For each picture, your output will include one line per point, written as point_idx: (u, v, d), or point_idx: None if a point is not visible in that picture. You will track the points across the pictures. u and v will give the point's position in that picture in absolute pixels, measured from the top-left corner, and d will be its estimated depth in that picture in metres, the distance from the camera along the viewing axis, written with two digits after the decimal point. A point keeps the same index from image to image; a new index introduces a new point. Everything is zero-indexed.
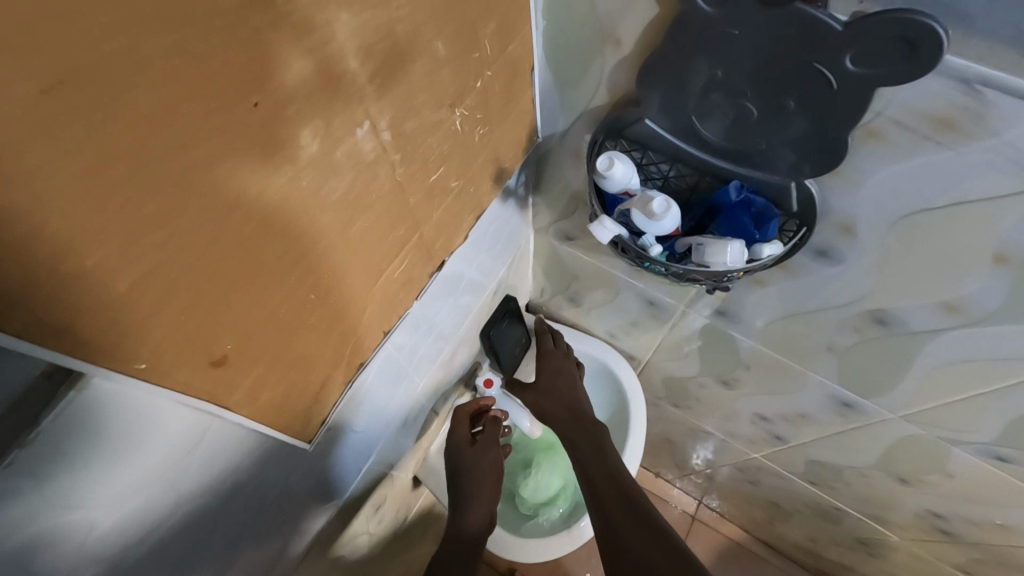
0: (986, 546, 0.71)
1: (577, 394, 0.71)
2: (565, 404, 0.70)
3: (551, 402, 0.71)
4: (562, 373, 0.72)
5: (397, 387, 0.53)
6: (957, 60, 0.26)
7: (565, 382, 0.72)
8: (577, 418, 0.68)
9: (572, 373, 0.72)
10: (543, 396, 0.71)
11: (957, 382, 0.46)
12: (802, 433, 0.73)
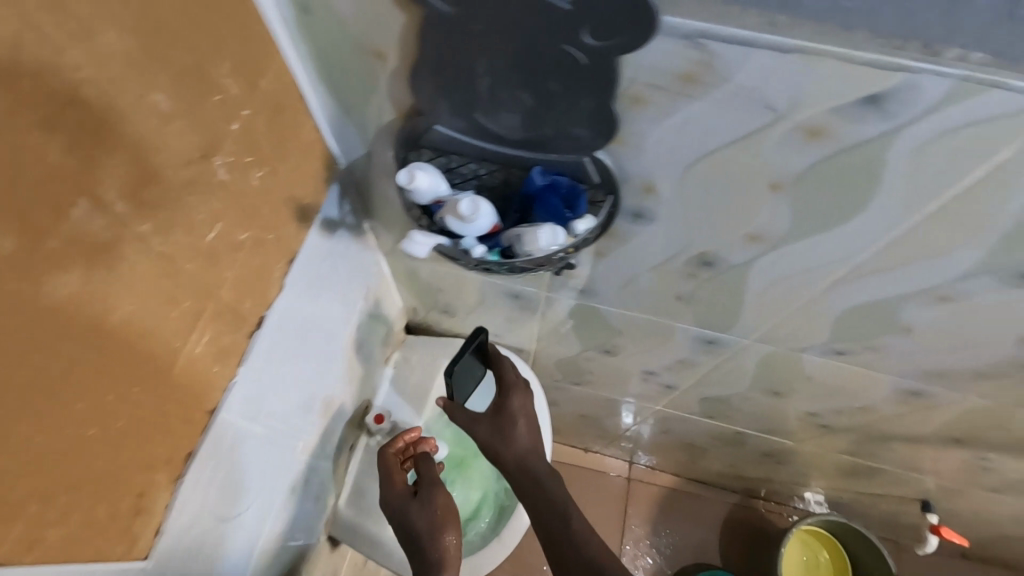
0: (857, 428, 0.79)
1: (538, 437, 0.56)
2: (528, 445, 0.54)
3: (505, 448, 0.54)
4: (520, 403, 0.56)
5: (266, 458, 0.50)
6: (676, 19, 0.28)
7: (529, 415, 0.56)
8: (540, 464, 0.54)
9: (532, 414, 0.57)
10: (502, 439, 0.54)
11: (783, 299, 0.51)
12: (686, 376, 0.77)
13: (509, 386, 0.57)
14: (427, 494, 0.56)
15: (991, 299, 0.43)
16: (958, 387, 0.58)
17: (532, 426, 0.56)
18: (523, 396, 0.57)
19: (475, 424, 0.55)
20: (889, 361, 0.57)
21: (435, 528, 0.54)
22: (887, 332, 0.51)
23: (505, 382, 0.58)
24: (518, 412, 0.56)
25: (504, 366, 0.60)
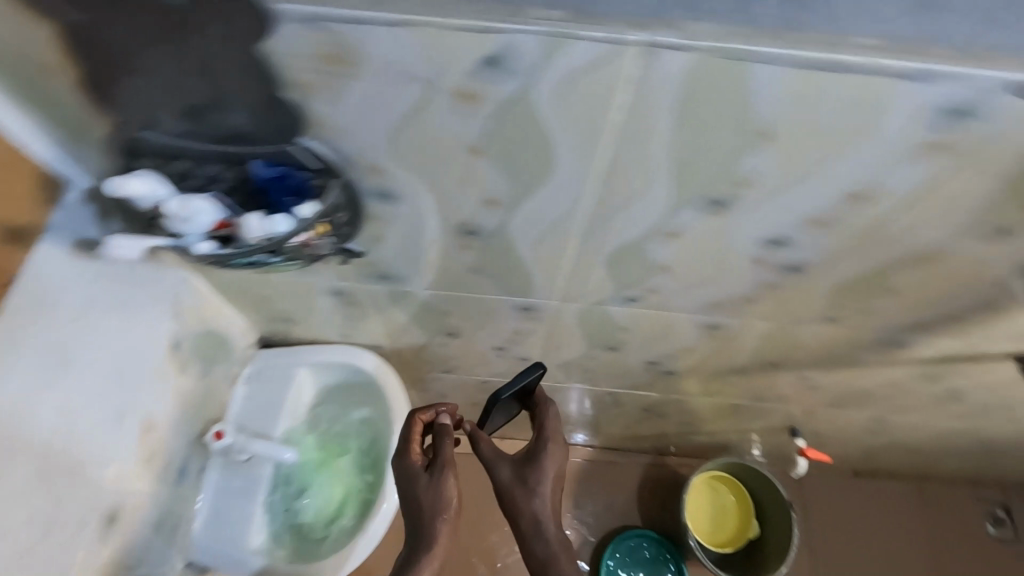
0: (696, 369, 0.86)
1: (557, 497, 0.56)
2: (547, 502, 0.54)
3: (524, 496, 0.55)
4: (550, 459, 0.57)
5: (10, 496, 0.49)
6: (289, 6, 0.31)
7: (554, 469, 0.56)
8: (556, 529, 0.53)
9: (558, 472, 0.57)
10: (521, 486, 0.55)
11: (554, 256, 0.55)
12: (531, 345, 0.81)
13: (550, 435, 0.58)
14: (432, 478, 0.53)
15: (707, 226, 0.48)
16: (739, 312, 0.64)
17: (555, 480, 0.56)
18: (556, 452, 0.57)
19: (496, 463, 0.57)
20: (674, 299, 0.62)
21: (434, 509, 0.51)
22: (654, 272, 0.56)
23: (545, 429, 0.59)
24: (545, 466, 0.56)
25: (549, 413, 0.61)
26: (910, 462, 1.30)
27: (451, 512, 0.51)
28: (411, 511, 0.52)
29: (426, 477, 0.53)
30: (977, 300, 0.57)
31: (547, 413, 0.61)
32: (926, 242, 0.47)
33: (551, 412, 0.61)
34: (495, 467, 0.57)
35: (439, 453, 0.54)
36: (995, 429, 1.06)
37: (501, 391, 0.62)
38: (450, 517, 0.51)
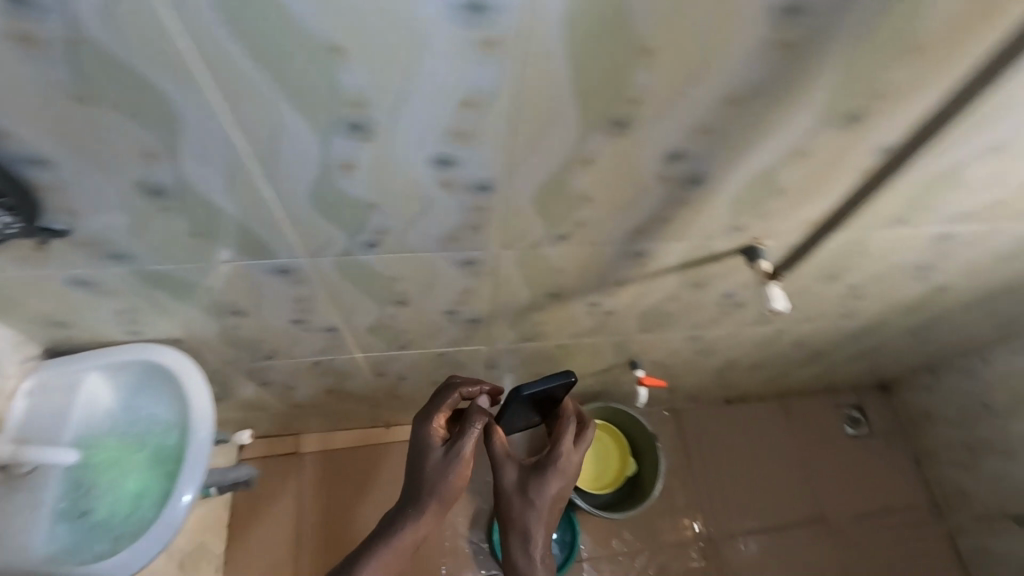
0: (496, 312, 0.91)
1: (551, 512, 0.86)
2: (541, 509, 0.85)
3: (520, 495, 0.85)
4: (549, 481, 0.86)
5: None
6: None
7: (550, 493, 0.85)
8: (538, 529, 0.84)
9: (556, 494, 0.86)
10: (523, 494, 0.85)
11: (260, 208, 0.58)
12: (325, 312, 0.84)
13: (556, 458, 0.88)
14: (444, 458, 0.84)
15: (370, 156, 0.52)
16: (476, 244, 0.69)
17: (550, 501, 0.86)
18: (558, 476, 0.87)
19: (503, 472, 0.87)
20: (408, 239, 0.66)
21: (442, 477, 0.83)
22: (365, 212, 0.60)
23: (556, 453, 0.88)
24: (545, 485, 0.86)
25: (565, 434, 0.91)
26: (745, 365, 1.43)
27: (452, 487, 0.84)
28: (418, 474, 0.84)
29: (442, 453, 0.85)
30: (661, 201, 0.64)
31: (563, 439, 0.90)
32: (568, 146, 0.53)
33: (566, 438, 0.90)
34: (502, 474, 0.87)
35: (456, 444, 0.85)
36: (794, 329, 1.18)
37: (533, 387, 0.94)
38: (453, 487, 0.84)
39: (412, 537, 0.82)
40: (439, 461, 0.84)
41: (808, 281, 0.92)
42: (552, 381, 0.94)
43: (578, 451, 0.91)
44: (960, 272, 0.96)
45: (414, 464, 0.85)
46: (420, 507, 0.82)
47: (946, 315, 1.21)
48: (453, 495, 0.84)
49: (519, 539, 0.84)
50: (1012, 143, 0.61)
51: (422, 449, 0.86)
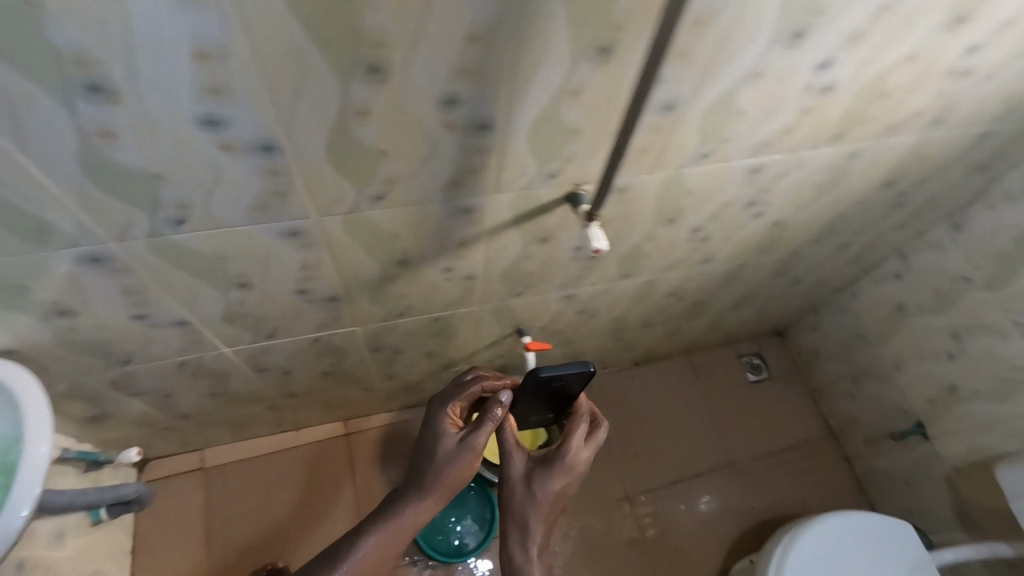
0: (352, 287, 0.92)
1: (549, 503, 0.98)
2: (542, 500, 0.97)
3: (523, 484, 0.99)
4: (549, 477, 0.98)
5: None
6: None
7: (548, 488, 0.97)
8: (538, 518, 0.97)
9: (557, 487, 0.98)
10: (527, 485, 0.98)
11: (36, 189, 0.56)
12: (166, 304, 0.82)
13: (562, 456, 0.99)
14: (454, 445, 0.99)
15: (128, 122, 0.52)
16: (291, 212, 0.70)
17: (550, 494, 0.97)
18: (559, 472, 0.98)
19: (513, 464, 1.01)
20: (216, 213, 0.66)
21: (447, 465, 0.98)
22: (152, 183, 0.59)
23: (562, 451, 1.00)
24: (546, 480, 0.98)
25: (577, 433, 1.02)
26: (635, 322, 1.50)
27: (456, 475, 0.99)
28: (429, 456, 1.00)
29: (453, 439, 1.00)
30: (457, 150, 0.66)
31: (573, 438, 1.01)
32: (333, 95, 0.55)
33: (576, 437, 1.01)
34: (511, 466, 1.01)
35: (465, 438, 1.00)
36: (663, 279, 1.24)
37: (552, 374, 1.05)
38: (458, 469, 0.99)
39: (416, 516, 0.99)
40: (448, 446, 0.99)
41: (648, 226, 0.97)
42: (567, 372, 1.06)
43: (587, 450, 1.02)
44: (789, 204, 1.04)
45: (425, 447, 1.02)
46: (426, 485, 0.99)
47: (799, 251, 1.30)
48: (459, 475, 0.99)
49: (518, 524, 0.97)
50: (768, 68, 0.67)
51: (436, 433, 1.02)
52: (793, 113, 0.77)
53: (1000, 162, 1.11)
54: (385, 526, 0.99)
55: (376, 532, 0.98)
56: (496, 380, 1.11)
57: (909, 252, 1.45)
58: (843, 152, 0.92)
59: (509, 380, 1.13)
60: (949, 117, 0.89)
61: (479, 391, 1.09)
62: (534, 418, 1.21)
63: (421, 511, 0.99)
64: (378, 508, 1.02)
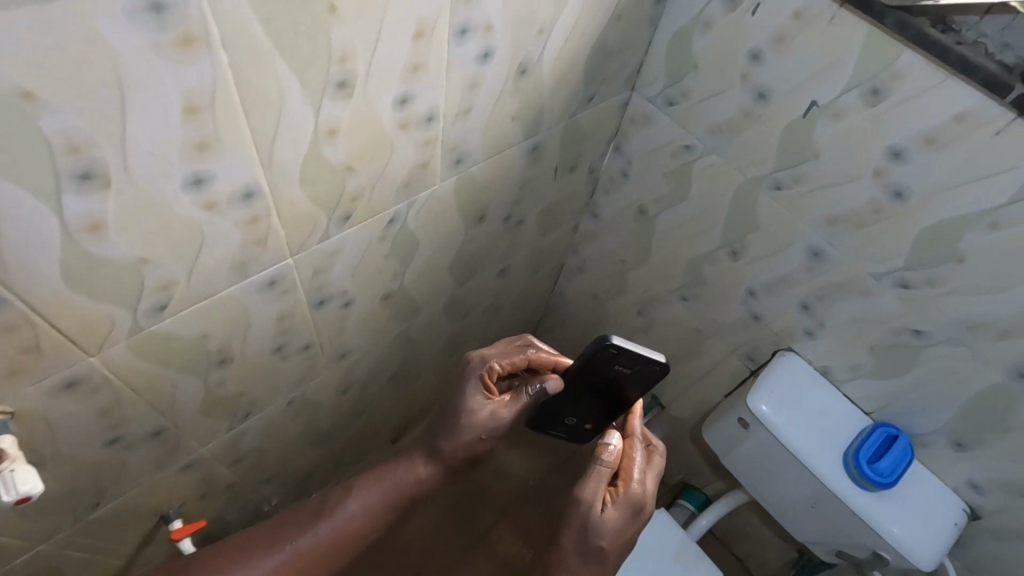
0: None
1: (608, 552, 0.79)
2: (605, 548, 0.78)
3: (581, 515, 0.78)
4: (610, 519, 0.79)
5: None
6: None
7: (605, 539, 0.78)
8: (593, 562, 0.78)
9: (621, 527, 0.79)
10: (589, 528, 0.78)
11: None
12: None
13: (628, 492, 0.81)
14: (485, 410, 0.87)
15: None
16: None
17: (614, 543, 0.79)
18: (623, 516, 0.79)
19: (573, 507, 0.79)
20: None
21: (472, 429, 0.87)
22: None
23: (625, 488, 0.81)
24: (607, 524, 0.78)
25: (634, 464, 0.83)
26: (337, 425, 1.31)
27: (483, 437, 0.88)
28: (455, 421, 0.87)
29: (486, 407, 0.87)
30: None
31: (633, 469, 0.83)
32: None
33: (637, 466, 0.83)
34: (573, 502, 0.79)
35: (499, 412, 0.87)
36: (311, 389, 1.05)
37: (619, 367, 0.77)
38: (478, 436, 0.88)
39: (429, 475, 0.90)
40: (477, 413, 0.87)
41: (190, 380, 0.77)
42: (637, 362, 0.76)
43: (651, 479, 0.85)
44: (377, 278, 0.91)
45: (450, 410, 0.88)
46: (443, 453, 0.89)
47: (456, 295, 1.20)
48: (479, 443, 0.89)
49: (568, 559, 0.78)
50: (103, 215, 0.50)
51: (470, 395, 0.88)
52: (231, 231, 0.61)
53: (580, 156, 1.10)
54: (382, 494, 0.89)
55: (365, 499, 0.89)
56: (551, 354, 0.91)
57: (577, 247, 1.44)
58: (377, 223, 0.80)
59: (560, 358, 0.91)
60: (465, 151, 0.81)
61: (528, 362, 0.90)
62: (569, 426, 0.89)
63: (423, 477, 0.90)
64: (375, 475, 0.91)
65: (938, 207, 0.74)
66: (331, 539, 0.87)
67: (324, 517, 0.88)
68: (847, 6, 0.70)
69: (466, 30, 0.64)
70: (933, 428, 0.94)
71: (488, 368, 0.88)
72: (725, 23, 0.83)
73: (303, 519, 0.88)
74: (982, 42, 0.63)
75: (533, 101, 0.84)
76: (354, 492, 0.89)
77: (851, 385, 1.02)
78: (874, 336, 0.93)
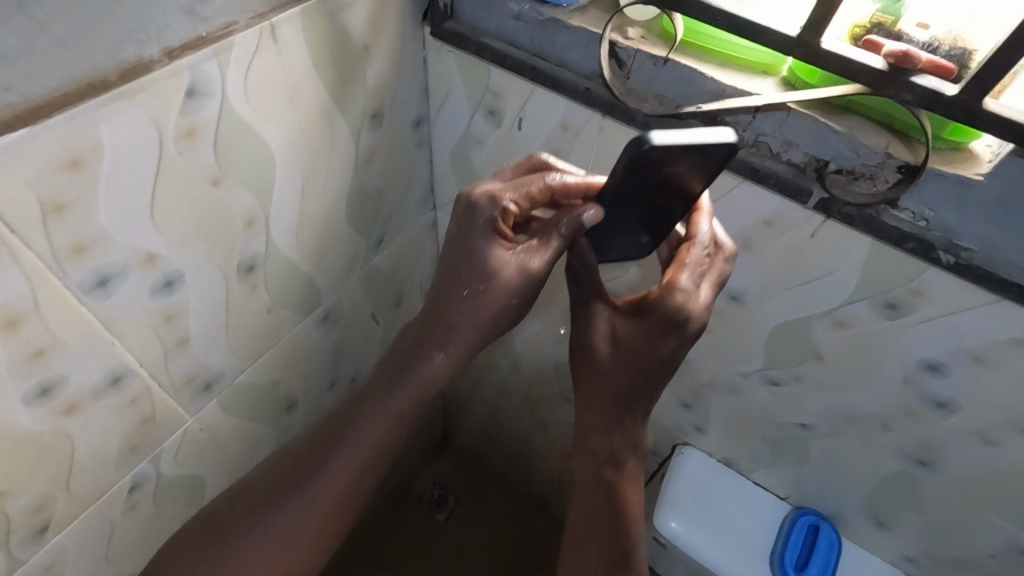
0: None
1: (647, 382, 0.60)
2: (630, 366, 0.59)
3: (605, 349, 0.59)
4: (634, 337, 0.58)
5: None
6: None
7: (632, 367, 0.59)
8: (630, 398, 0.61)
9: (658, 350, 0.58)
10: (606, 339, 0.59)
11: None
12: None
13: (664, 299, 0.56)
14: (510, 272, 0.51)
15: None
16: None
17: (636, 362, 0.59)
18: (654, 329, 0.57)
19: (592, 325, 0.59)
20: None
21: (494, 289, 0.52)
22: None
23: (663, 295, 0.56)
24: (635, 339, 0.58)
25: (688, 266, 0.55)
26: None
27: (514, 300, 0.53)
28: (472, 291, 0.52)
29: (511, 259, 0.51)
30: None
31: (680, 275, 0.55)
32: None
33: (688, 271, 0.55)
34: (585, 320, 0.59)
35: (524, 256, 0.51)
36: None
37: (669, 169, 0.47)
38: (507, 299, 0.52)
39: (450, 368, 0.55)
40: (494, 270, 0.51)
41: None
42: (700, 154, 0.45)
43: (708, 292, 0.56)
44: (157, 537, 0.71)
45: (450, 276, 0.53)
46: (461, 331, 0.53)
47: None
48: (508, 311, 0.53)
49: (596, 397, 0.61)
50: None
51: (477, 247, 0.52)
52: None
53: (403, 289, 0.94)
54: (395, 412, 0.55)
55: (378, 423, 0.55)
56: (581, 178, 0.54)
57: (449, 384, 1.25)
58: (110, 501, 0.60)
59: (594, 182, 0.54)
60: (211, 372, 0.63)
61: (550, 194, 0.53)
62: (623, 246, 0.58)
63: (442, 371, 0.55)
64: (378, 387, 0.56)
65: (777, 309, 0.64)
66: (345, 490, 0.56)
67: (324, 467, 0.55)
68: (609, 117, 0.58)
69: (107, 278, 0.46)
70: (851, 510, 0.84)
71: (501, 210, 0.51)
72: (495, 138, 0.70)
73: (296, 472, 0.56)
74: (763, 142, 0.51)
75: (292, 280, 0.67)
76: (363, 415, 0.55)
77: (758, 473, 0.91)
78: (762, 428, 0.82)
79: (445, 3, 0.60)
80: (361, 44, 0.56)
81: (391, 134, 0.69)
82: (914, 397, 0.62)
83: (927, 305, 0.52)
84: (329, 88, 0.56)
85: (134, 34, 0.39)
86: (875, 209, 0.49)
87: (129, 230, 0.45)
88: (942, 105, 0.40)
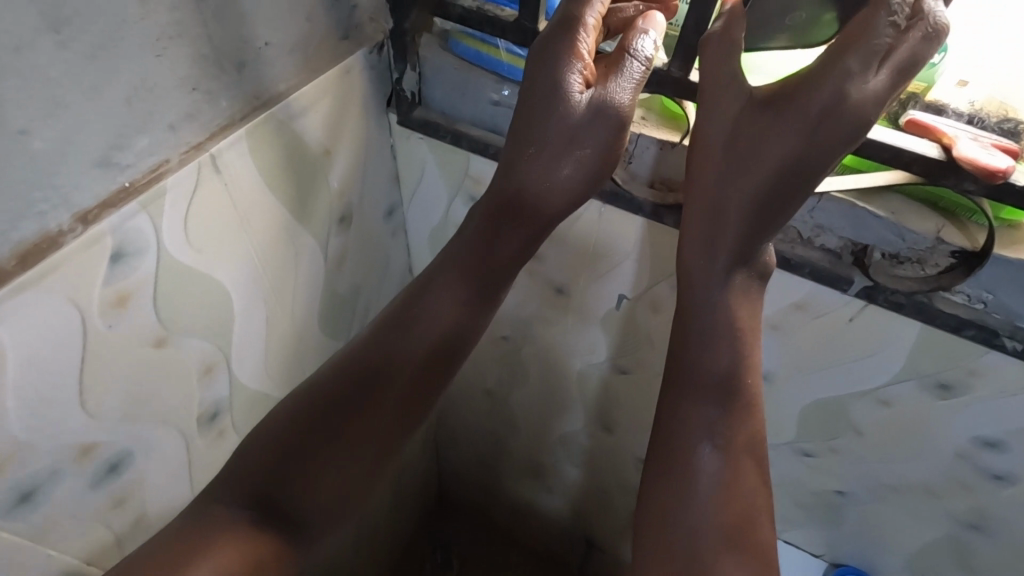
0: None
1: (790, 205, 0.38)
2: (760, 183, 0.38)
3: (718, 163, 0.40)
4: (772, 138, 0.37)
5: None
6: None
7: (761, 190, 0.38)
8: (764, 233, 0.40)
9: (791, 170, 0.37)
10: (733, 135, 0.39)
11: None
12: None
13: (808, 85, 0.35)
14: (591, 120, 0.41)
15: None
16: None
17: (772, 169, 0.38)
18: (797, 128, 0.36)
19: (711, 112, 0.40)
20: None
21: (567, 143, 0.42)
22: None
23: (809, 78, 0.35)
24: (780, 149, 0.37)
25: (856, 40, 0.33)
26: None
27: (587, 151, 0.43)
28: (540, 149, 0.43)
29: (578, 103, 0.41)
30: None
31: (846, 55, 0.33)
32: None
33: (858, 47, 0.33)
34: (700, 119, 0.41)
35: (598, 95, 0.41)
36: None
37: None
38: (580, 149, 0.42)
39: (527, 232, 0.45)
40: (557, 116, 0.42)
41: None
42: None
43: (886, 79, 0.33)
44: None
45: (520, 118, 0.43)
46: (541, 177, 0.44)
47: None
48: (579, 168, 0.43)
49: (715, 233, 0.41)
50: None
51: (553, 82, 0.41)
52: None
53: None
54: (469, 290, 0.45)
55: (458, 292, 0.44)
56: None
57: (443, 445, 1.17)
58: None
59: None
60: None
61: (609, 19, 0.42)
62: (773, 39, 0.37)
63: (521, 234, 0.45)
64: (470, 241, 0.45)
65: (810, 389, 0.58)
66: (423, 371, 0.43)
67: (401, 337, 0.43)
68: None
69: (31, 492, 0.37)
70: (894, 569, 0.78)
71: (584, 33, 0.40)
72: None
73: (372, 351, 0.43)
74: (791, 227, 0.46)
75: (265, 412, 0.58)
76: (443, 283, 0.44)
77: (789, 535, 0.84)
78: (793, 495, 0.76)
79: (412, 90, 0.52)
80: (321, 149, 0.49)
81: (363, 231, 0.61)
82: (968, 470, 0.56)
83: (985, 386, 0.47)
84: (289, 204, 0.48)
85: (32, 209, 0.31)
86: (927, 295, 0.44)
87: (52, 431, 0.37)
88: (1011, 196, 0.35)
